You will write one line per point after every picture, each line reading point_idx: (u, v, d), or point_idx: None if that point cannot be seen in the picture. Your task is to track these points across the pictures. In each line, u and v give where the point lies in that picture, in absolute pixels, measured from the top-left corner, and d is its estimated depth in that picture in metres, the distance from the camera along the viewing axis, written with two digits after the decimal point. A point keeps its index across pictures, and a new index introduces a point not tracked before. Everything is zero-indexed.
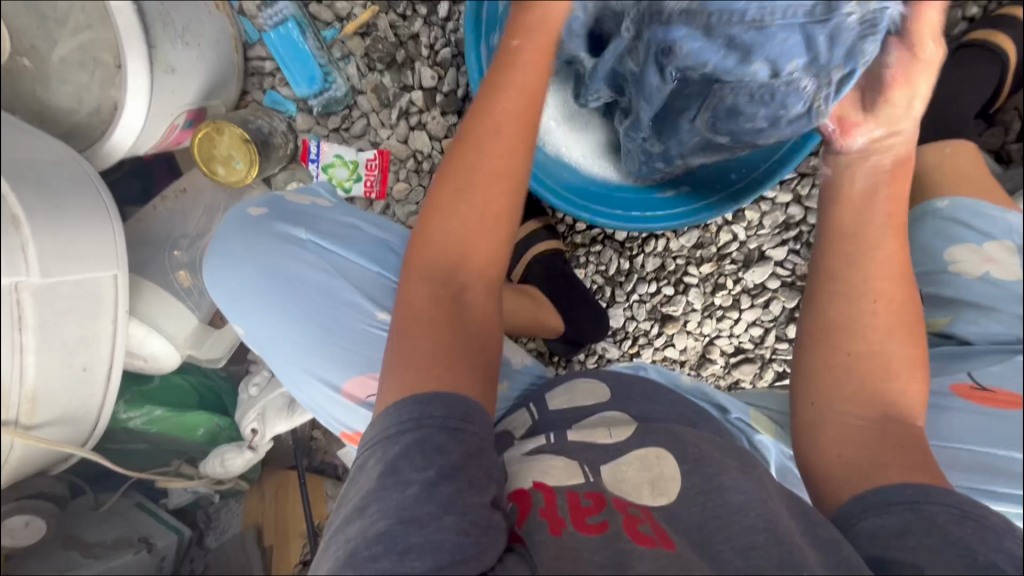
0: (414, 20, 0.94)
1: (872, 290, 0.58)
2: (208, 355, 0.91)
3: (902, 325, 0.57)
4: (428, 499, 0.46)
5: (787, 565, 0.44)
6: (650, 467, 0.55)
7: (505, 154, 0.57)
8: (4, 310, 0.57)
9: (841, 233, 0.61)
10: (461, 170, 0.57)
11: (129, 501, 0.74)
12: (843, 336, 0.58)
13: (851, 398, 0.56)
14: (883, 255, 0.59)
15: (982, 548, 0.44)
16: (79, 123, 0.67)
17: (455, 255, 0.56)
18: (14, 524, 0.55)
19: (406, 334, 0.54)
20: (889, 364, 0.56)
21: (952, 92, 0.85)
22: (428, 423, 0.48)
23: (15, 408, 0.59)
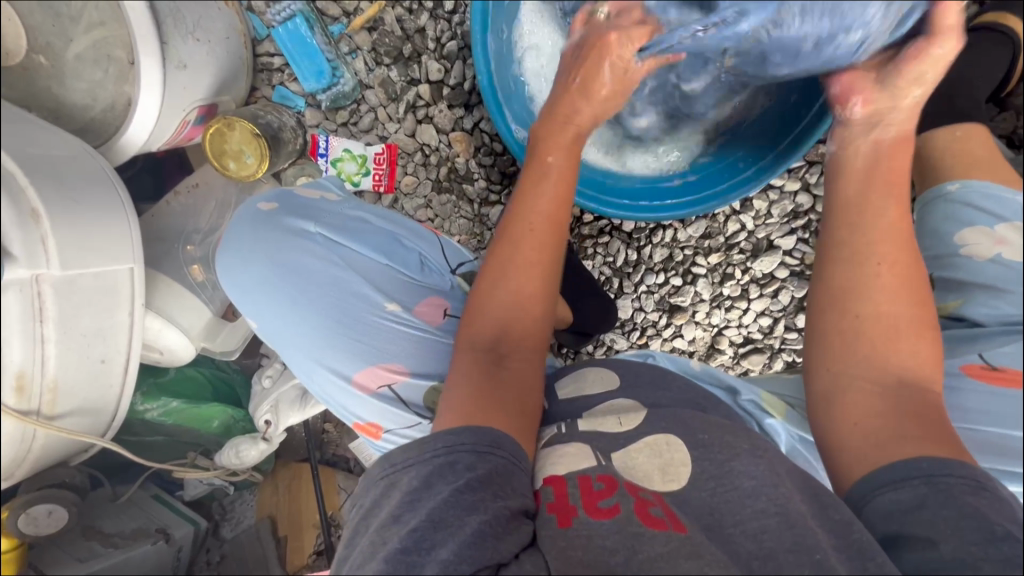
0: (420, 13, 0.94)
1: (876, 254, 0.57)
2: (223, 348, 0.90)
3: (912, 287, 0.56)
4: (455, 503, 0.47)
5: (799, 548, 0.45)
6: (660, 453, 0.55)
7: (541, 245, 0.62)
8: (23, 302, 0.59)
9: (847, 202, 0.61)
10: (501, 255, 0.63)
11: (145, 492, 0.98)
12: (854, 303, 0.57)
13: (868, 367, 0.55)
14: (887, 222, 0.58)
15: (1000, 518, 0.45)
16: (93, 119, 0.72)
17: (497, 327, 0.60)
18: (38, 513, 0.73)
19: (449, 395, 0.57)
20: (898, 325, 0.55)
21: (965, 76, 0.84)
22: (459, 449, 0.51)
23: (37, 399, 0.62)
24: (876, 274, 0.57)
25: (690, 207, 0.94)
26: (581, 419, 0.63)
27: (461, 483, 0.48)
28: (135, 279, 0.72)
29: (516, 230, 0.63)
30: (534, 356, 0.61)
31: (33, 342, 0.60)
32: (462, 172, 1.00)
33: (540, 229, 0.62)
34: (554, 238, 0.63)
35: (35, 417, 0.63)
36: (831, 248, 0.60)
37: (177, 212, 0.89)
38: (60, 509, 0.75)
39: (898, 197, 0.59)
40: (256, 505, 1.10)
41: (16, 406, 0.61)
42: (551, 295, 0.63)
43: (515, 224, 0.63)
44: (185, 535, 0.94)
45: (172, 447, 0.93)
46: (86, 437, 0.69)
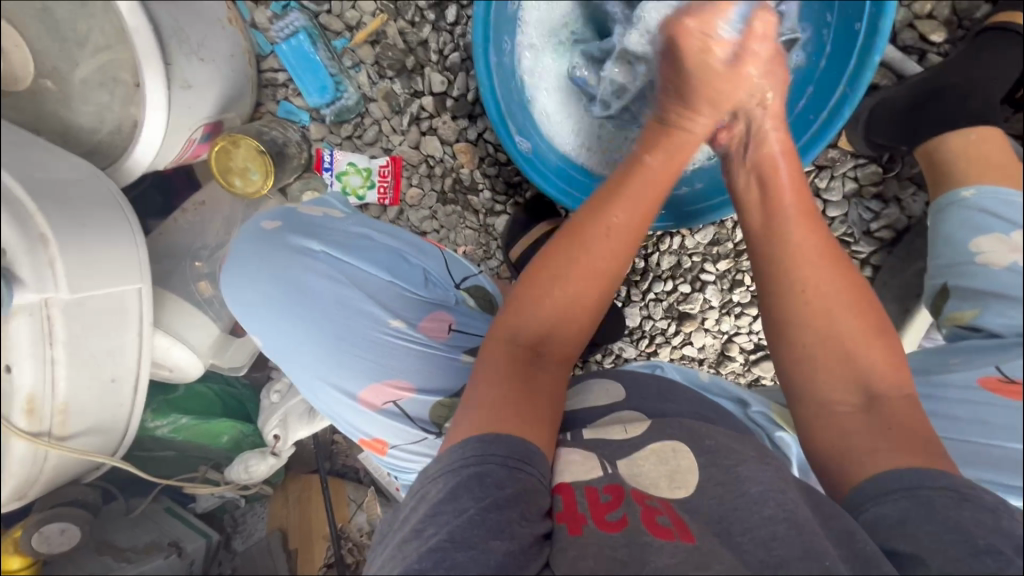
0: (422, 26, 0.94)
1: (799, 282, 0.59)
2: (230, 363, 0.90)
3: (850, 301, 0.58)
4: (480, 523, 0.46)
5: (810, 555, 0.43)
6: (666, 461, 0.54)
7: (611, 255, 0.61)
8: (33, 325, 0.59)
9: (760, 238, 0.63)
10: (560, 256, 0.61)
11: (156, 505, 0.98)
12: (798, 332, 0.58)
13: (831, 387, 0.56)
14: (803, 245, 0.60)
15: (981, 532, 0.44)
16: (100, 142, 0.73)
17: (542, 329, 0.60)
18: (52, 531, 0.73)
19: (482, 386, 0.56)
20: (846, 341, 0.56)
21: (979, 77, 0.81)
22: (489, 459, 0.49)
23: (47, 419, 0.63)
24: (805, 305, 0.58)
25: None
26: (586, 429, 0.62)
27: (486, 502, 0.47)
28: (143, 298, 0.72)
29: (592, 235, 0.61)
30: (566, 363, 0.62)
31: (44, 364, 0.61)
32: (467, 183, 1.00)
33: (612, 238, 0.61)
34: (621, 252, 0.62)
35: (47, 438, 0.64)
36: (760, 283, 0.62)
37: (184, 229, 0.89)
38: (72, 528, 0.75)
39: (803, 215, 0.62)
40: (267, 516, 1.11)
41: (27, 428, 0.62)
42: (602, 306, 0.63)
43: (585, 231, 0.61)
44: (197, 548, 0.95)
45: (183, 462, 0.92)
46: (93, 456, 0.69)
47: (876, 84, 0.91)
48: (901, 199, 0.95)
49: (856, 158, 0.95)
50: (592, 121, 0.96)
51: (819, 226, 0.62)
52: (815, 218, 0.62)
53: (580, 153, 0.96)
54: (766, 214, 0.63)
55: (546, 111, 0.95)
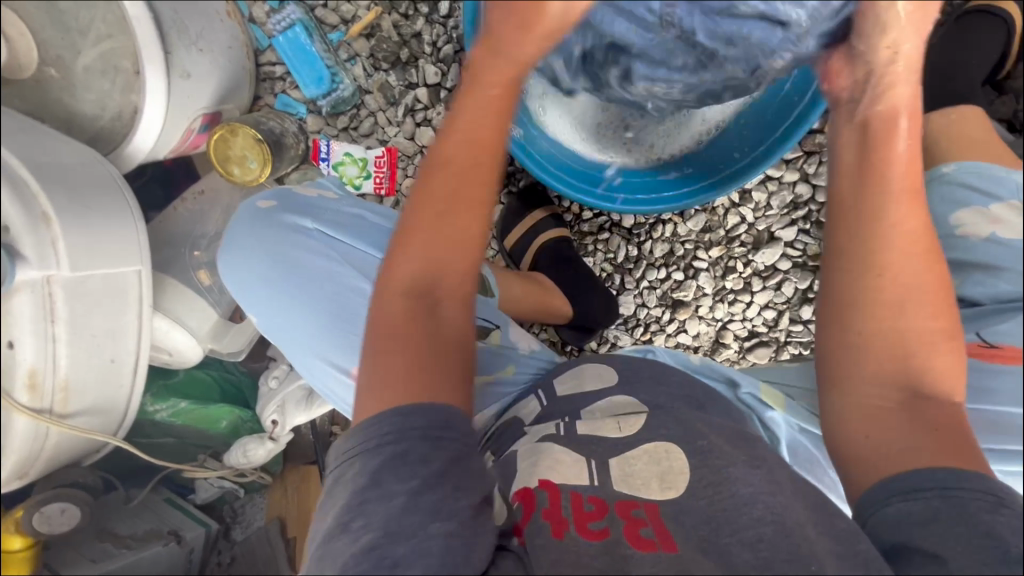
0: (416, 19, 0.97)
1: (882, 267, 0.55)
2: (229, 348, 0.92)
3: (927, 296, 0.55)
4: (414, 508, 0.48)
5: (795, 559, 0.46)
6: (659, 461, 0.57)
7: (483, 180, 0.59)
8: (36, 302, 0.61)
9: (845, 207, 0.58)
10: (431, 186, 0.58)
11: (157, 495, 0.99)
12: (860, 316, 0.56)
13: (879, 377, 0.55)
14: (898, 228, 0.55)
15: (1015, 539, 0.45)
16: (102, 129, 0.75)
17: (432, 274, 0.57)
18: (53, 511, 0.73)
19: (384, 352, 0.55)
20: (908, 337, 0.54)
21: (958, 59, 0.83)
22: (410, 433, 0.50)
23: (49, 397, 0.64)
24: (879, 291, 0.55)
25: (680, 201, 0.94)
26: (580, 420, 0.64)
27: (416, 484, 0.48)
28: (142, 280, 0.75)
29: (456, 160, 0.59)
30: (467, 299, 0.60)
31: (46, 342, 0.62)
32: None
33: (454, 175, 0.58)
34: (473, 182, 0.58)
35: (49, 415, 0.65)
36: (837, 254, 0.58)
37: (185, 217, 0.91)
38: (71, 507, 0.75)
39: (910, 195, 0.56)
40: (265, 507, 1.11)
41: (29, 404, 0.63)
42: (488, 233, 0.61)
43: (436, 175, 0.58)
44: (196, 537, 0.96)
45: (181, 450, 0.92)
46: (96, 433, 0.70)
47: None
48: None
49: None
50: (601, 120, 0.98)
51: (921, 209, 0.57)
52: (920, 200, 0.56)
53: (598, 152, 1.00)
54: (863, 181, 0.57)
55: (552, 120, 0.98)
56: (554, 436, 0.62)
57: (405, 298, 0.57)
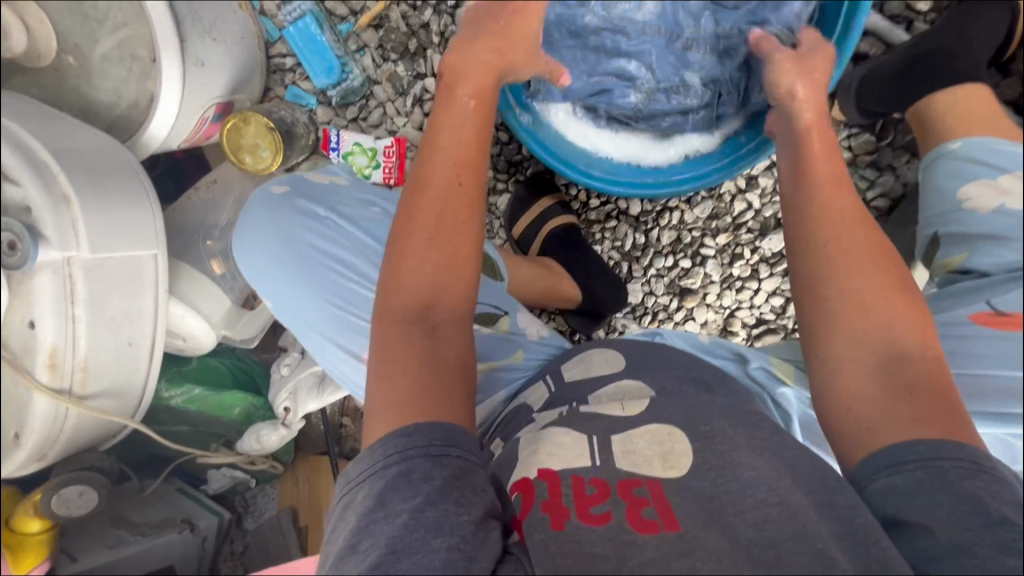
0: (424, 9, 0.98)
1: (826, 239, 0.61)
2: (242, 336, 0.94)
3: (877, 259, 0.59)
4: (416, 526, 0.47)
5: (799, 537, 0.47)
6: (661, 441, 0.56)
7: (469, 202, 0.63)
8: (58, 283, 0.62)
9: (791, 200, 0.66)
10: (416, 212, 0.62)
11: (169, 486, 0.89)
12: (821, 284, 0.60)
13: (852, 342, 0.57)
14: (830, 206, 0.62)
15: (995, 502, 0.46)
16: (119, 116, 0.77)
17: (426, 297, 0.60)
18: (71, 493, 0.70)
19: (384, 378, 0.56)
20: (867, 297, 0.57)
21: (965, 39, 0.84)
22: (411, 453, 0.50)
23: (69, 377, 0.66)
24: (830, 260, 0.60)
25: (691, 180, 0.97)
26: (583, 405, 0.64)
27: (420, 500, 0.48)
28: (159, 264, 0.76)
29: (440, 186, 0.63)
30: (463, 320, 0.62)
31: (66, 321, 0.63)
32: None
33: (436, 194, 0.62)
34: (456, 202, 0.62)
35: (68, 396, 0.66)
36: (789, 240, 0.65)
37: (197, 207, 0.92)
38: (89, 490, 0.72)
39: (833, 180, 0.64)
40: (277, 497, 1.10)
41: (49, 383, 0.63)
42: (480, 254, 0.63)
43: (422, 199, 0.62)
44: (209, 525, 0.93)
45: (195, 437, 0.92)
46: (113, 415, 0.72)
47: (865, 53, 0.94)
48: (895, 168, 0.97)
49: (849, 127, 0.97)
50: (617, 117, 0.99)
51: (851, 192, 0.64)
52: (847, 184, 0.64)
53: (617, 148, 1.01)
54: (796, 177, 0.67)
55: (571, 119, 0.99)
56: (556, 420, 0.62)
57: (403, 322, 0.58)
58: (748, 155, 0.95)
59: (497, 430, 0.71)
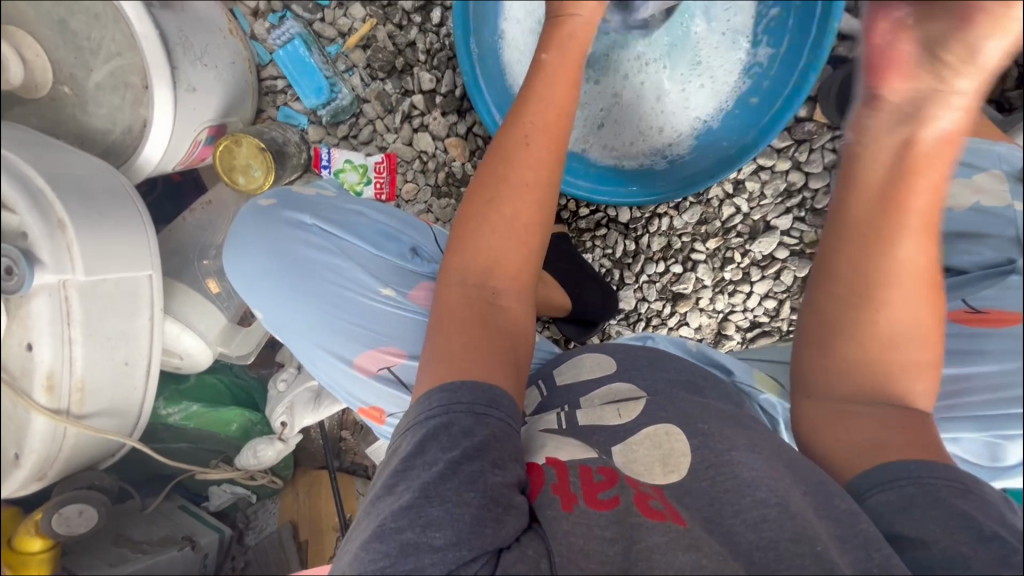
0: (410, 28, 1.01)
1: (885, 300, 0.54)
2: (238, 350, 0.97)
3: (922, 328, 0.54)
4: (452, 476, 0.47)
5: (801, 538, 0.45)
6: (660, 444, 0.55)
7: (535, 167, 0.65)
8: (54, 306, 0.64)
9: (870, 234, 0.54)
10: (486, 178, 0.65)
11: (173, 503, 0.89)
12: (846, 339, 0.56)
13: (854, 395, 0.56)
14: (908, 263, 0.53)
15: (986, 520, 0.46)
16: (114, 143, 0.79)
17: (486, 264, 0.62)
18: (71, 512, 0.69)
19: (442, 335, 0.58)
20: (895, 368, 0.54)
21: None
22: (456, 408, 0.52)
23: (66, 398, 0.67)
24: (870, 322, 0.55)
25: (700, 180, 0.98)
26: (580, 409, 0.63)
27: (458, 453, 0.49)
28: (153, 285, 0.79)
29: (511, 154, 0.65)
30: (523, 288, 0.63)
31: (63, 343, 0.65)
32: (459, 176, 1.05)
33: (519, 156, 0.65)
34: (529, 164, 0.65)
35: (66, 416, 0.68)
36: (832, 277, 0.57)
37: (191, 227, 0.94)
38: (90, 509, 0.72)
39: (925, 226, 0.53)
40: (278, 511, 1.10)
41: (48, 404, 0.65)
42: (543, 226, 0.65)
43: (503, 160, 0.65)
44: (211, 542, 0.94)
45: (195, 454, 0.92)
46: (113, 434, 0.74)
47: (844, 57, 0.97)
48: None
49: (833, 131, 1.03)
50: (626, 127, 1.02)
51: (931, 246, 0.54)
52: (934, 233, 0.54)
53: (625, 156, 1.03)
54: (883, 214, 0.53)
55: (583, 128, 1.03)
56: (554, 428, 0.61)
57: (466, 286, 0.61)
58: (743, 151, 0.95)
59: None
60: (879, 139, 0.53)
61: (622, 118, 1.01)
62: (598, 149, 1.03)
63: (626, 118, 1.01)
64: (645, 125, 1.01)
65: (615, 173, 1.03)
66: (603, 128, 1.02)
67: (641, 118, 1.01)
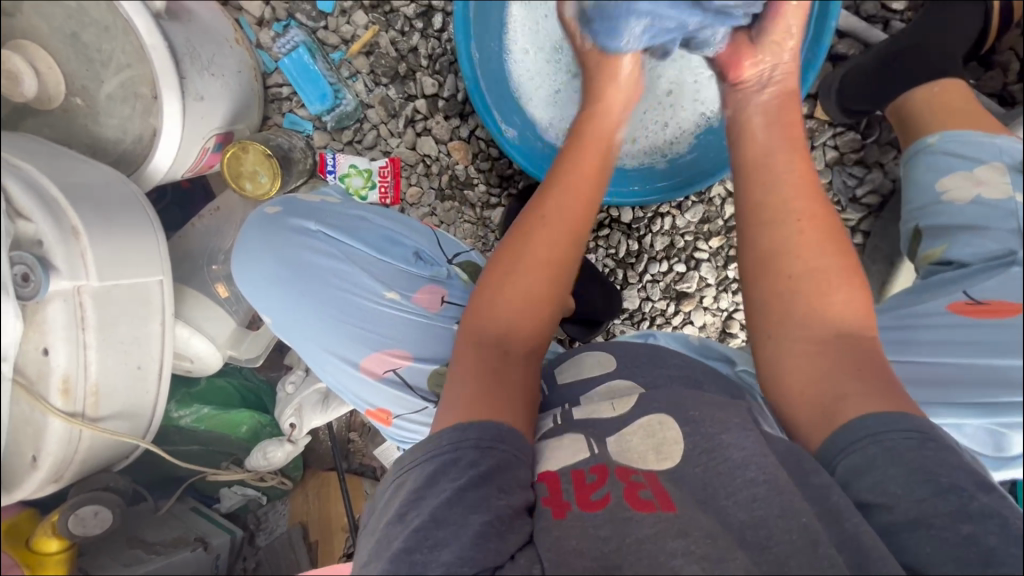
0: (412, 34, 1.02)
1: (791, 212, 0.60)
2: (247, 354, 0.98)
3: (834, 237, 0.59)
4: (457, 501, 0.49)
5: (786, 511, 0.46)
6: (653, 434, 0.55)
7: (553, 244, 0.66)
8: (69, 311, 0.66)
9: (757, 166, 0.64)
10: (506, 253, 0.67)
11: (184, 505, 0.94)
12: (784, 261, 0.59)
13: (806, 320, 0.57)
14: (796, 175, 0.62)
15: (945, 472, 0.46)
16: (125, 151, 0.81)
17: (501, 326, 0.63)
18: (88, 513, 0.73)
19: (456, 385, 0.59)
20: (826, 278, 0.57)
21: (937, 35, 0.87)
22: (464, 444, 0.53)
23: (81, 402, 0.69)
24: (801, 230, 0.59)
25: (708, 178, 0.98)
26: (575, 407, 0.64)
27: (465, 480, 0.50)
28: (164, 289, 0.80)
29: (530, 230, 0.67)
30: (534, 355, 0.65)
31: (77, 347, 0.67)
32: (463, 179, 1.07)
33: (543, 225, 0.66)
34: (554, 234, 0.66)
35: (82, 419, 0.70)
36: (750, 207, 0.63)
37: (201, 232, 0.96)
38: (105, 510, 0.75)
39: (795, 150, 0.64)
40: (288, 513, 1.10)
41: (63, 408, 0.67)
42: (557, 296, 0.66)
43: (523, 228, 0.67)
44: (223, 543, 0.92)
45: (207, 455, 0.96)
46: (126, 437, 0.76)
47: (845, 54, 0.97)
48: (883, 164, 0.99)
49: (833, 127, 0.99)
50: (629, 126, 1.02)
51: (808, 166, 0.64)
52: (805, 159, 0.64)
53: (630, 156, 1.03)
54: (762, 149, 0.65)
55: None
56: (550, 428, 0.61)
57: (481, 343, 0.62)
58: None
59: None
60: (747, 106, 0.70)
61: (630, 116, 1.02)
62: None
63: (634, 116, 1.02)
64: (651, 125, 1.02)
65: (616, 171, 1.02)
66: None
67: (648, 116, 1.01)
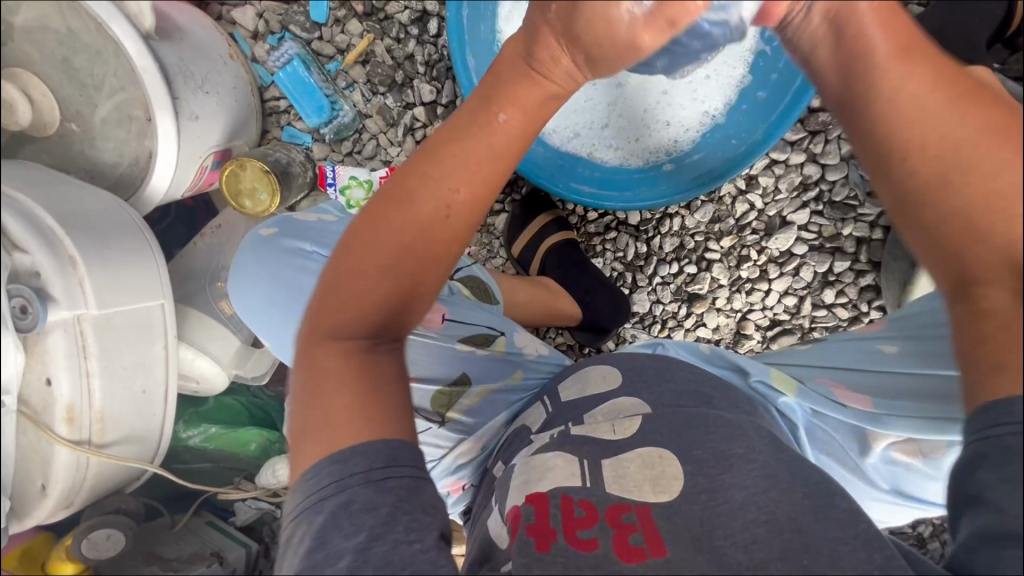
0: (408, 41, 1.00)
1: (910, 140, 0.46)
2: (253, 372, 0.97)
3: (992, 144, 0.44)
4: (363, 566, 0.43)
5: (788, 556, 0.46)
6: (652, 466, 0.54)
7: (450, 239, 0.54)
8: (69, 340, 0.66)
9: (847, 90, 0.50)
10: (383, 228, 0.53)
11: (199, 520, 0.88)
12: (925, 204, 0.46)
13: (980, 273, 0.45)
14: (900, 91, 0.47)
15: None
16: (121, 175, 0.80)
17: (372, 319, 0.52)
18: (99, 537, 0.73)
19: (317, 397, 0.50)
20: (990, 208, 0.44)
21: (954, 23, 0.83)
22: (350, 482, 0.46)
23: (87, 428, 0.69)
24: (925, 166, 0.46)
25: (722, 172, 0.94)
26: (575, 424, 0.62)
27: (364, 537, 0.44)
28: (166, 313, 0.79)
29: (422, 204, 0.53)
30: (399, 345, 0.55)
31: (80, 377, 0.67)
32: None
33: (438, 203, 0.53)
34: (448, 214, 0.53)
35: (87, 446, 0.70)
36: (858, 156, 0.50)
37: (203, 251, 0.96)
38: (117, 532, 0.74)
39: (900, 53, 0.47)
40: None
41: (68, 436, 0.67)
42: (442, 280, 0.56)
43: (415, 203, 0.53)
44: (239, 556, 0.84)
45: (218, 472, 0.96)
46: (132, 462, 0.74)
47: None
48: None
49: None
50: (630, 130, 1.00)
51: (927, 71, 0.47)
52: (921, 56, 0.48)
53: (629, 161, 1.01)
54: (843, 73, 0.50)
55: (593, 133, 1.01)
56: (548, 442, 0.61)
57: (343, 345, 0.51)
58: (756, 149, 0.91)
59: (500, 451, 0.70)
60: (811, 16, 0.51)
61: (632, 123, 1.00)
62: (604, 155, 1.02)
63: (635, 121, 1.00)
64: (657, 128, 0.99)
65: (621, 174, 1.01)
66: (616, 136, 1.01)
67: (649, 122, 0.99)
